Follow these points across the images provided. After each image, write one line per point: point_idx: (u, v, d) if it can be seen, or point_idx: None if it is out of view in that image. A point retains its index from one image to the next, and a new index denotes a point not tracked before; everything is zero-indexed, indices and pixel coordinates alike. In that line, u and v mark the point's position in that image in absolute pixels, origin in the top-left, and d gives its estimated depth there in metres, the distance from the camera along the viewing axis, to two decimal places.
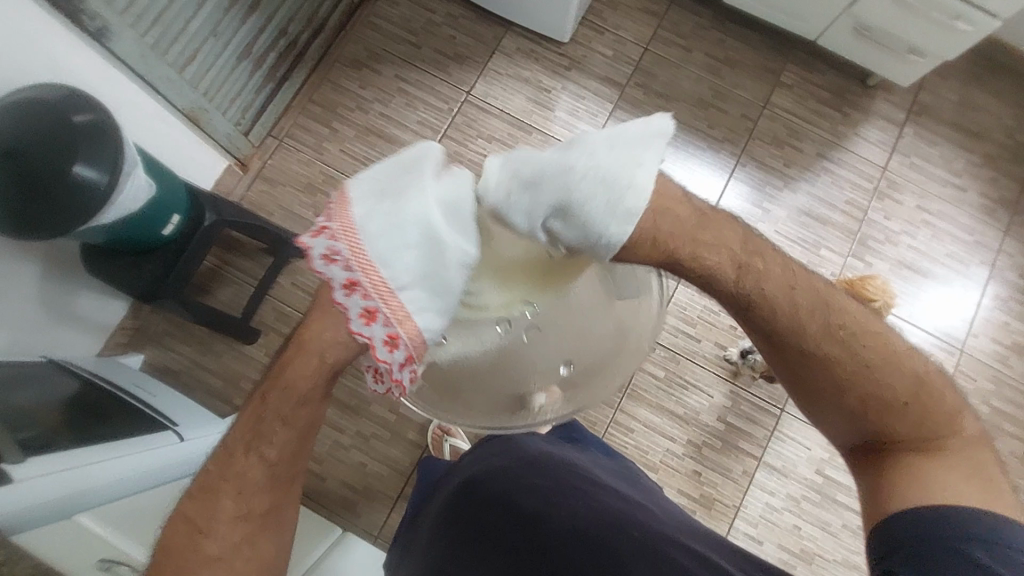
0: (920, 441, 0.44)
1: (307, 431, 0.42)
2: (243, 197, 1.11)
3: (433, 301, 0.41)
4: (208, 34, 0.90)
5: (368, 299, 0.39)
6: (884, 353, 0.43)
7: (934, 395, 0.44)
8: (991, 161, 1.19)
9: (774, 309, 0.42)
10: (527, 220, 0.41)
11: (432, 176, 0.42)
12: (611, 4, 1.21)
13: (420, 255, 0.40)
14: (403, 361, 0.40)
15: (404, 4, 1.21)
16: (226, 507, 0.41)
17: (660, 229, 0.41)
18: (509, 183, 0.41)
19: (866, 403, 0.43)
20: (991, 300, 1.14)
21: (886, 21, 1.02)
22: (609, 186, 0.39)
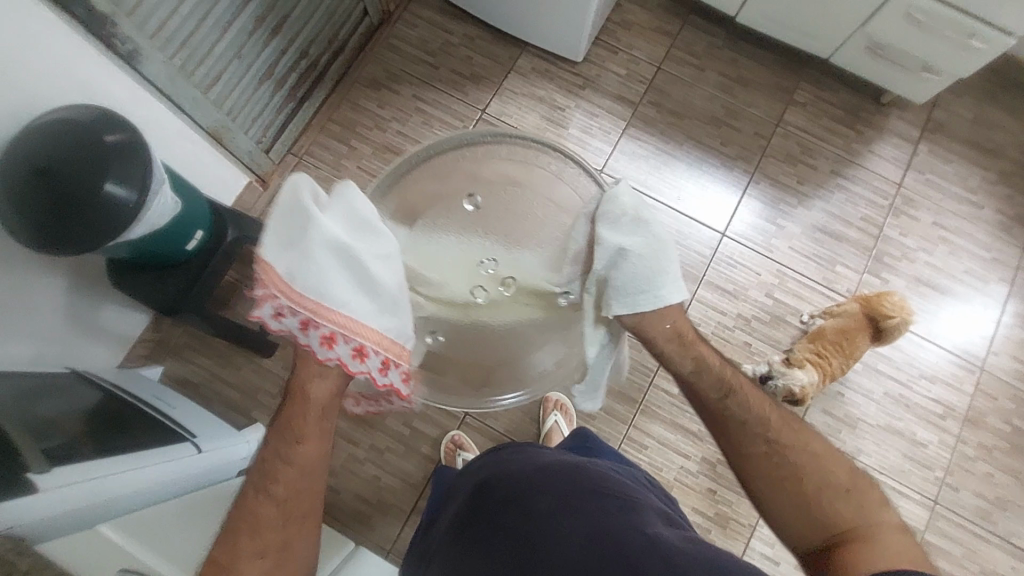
0: (856, 532, 0.51)
1: (309, 467, 0.55)
2: (263, 212, 1.13)
3: (377, 305, 0.56)
4: (233, 56, 0.93)
5: (322, 328, 0.53)
6: (816, 452, 0.57)
7: (867, 486, 0.55)
8: (1008, 178, 1.18)
9: (736, 397, 0.61)
10: (608, 244, 0.63)
11: (317, 214, 0.53)
12: (624, 24, 1.23)
13: (348, 286, 0.54)
14: (379, 364, 0.57)
15: (421, 26, 1.24)
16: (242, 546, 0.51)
17: (696, 299, 0.65)
18: (622, 214, 0.64)
19: (802, 480, 0.56)
20: (1011, 318, 1.13)
21: (899, 40, 1.02)
22: (660, 265, 0.63)
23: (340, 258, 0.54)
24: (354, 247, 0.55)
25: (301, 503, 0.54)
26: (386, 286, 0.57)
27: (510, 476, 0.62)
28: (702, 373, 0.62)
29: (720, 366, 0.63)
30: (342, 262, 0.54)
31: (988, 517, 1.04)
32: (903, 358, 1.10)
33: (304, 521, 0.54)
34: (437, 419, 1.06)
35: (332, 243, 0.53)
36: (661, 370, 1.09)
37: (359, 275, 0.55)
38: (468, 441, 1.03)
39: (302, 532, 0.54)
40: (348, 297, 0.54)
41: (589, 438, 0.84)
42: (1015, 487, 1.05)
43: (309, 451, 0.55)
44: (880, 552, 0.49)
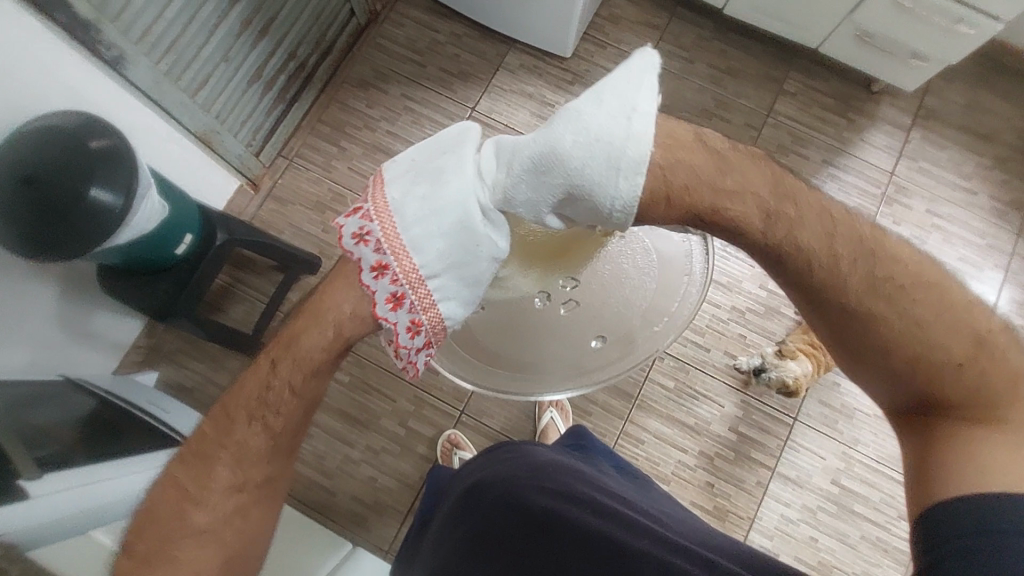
0: (972, 406, 0.39)
1: (313, 405, 0.45)
2: (254, 215, 1.13)
3: (455, 290, 0.45)
4: (219, 59, 0.93)
5: (396, 284, 0.43)
6: (930, 309, 0.38)
7: (996, 354, 0.39)
8: (1002, 164, 1.18)
9: (797, 254, 0.40)
10: (530, 212, 0.44)
11: (471, 162, 0.44)
12: (612, 19, 1.23)
13: (444, 252, 0.44)
14: (410, 330, 0.45)
15: (409, 25, 1.24)
16: (223, 477, 0.42)
17: (672, 183, 0.40)
18: (502, 180, 0.43)
19: (915, 363, 0.39)
20: (1007, 304, 1.12)
21: (888, 28, 1.02)
22: (593, 175, 0.40)
23: (457, 222, 0.43)
24: (486, 207, 0.44)
25: (291, 440, 0.45)
26: (479, 273, 0.45)
27: (499, 475, 0.61)
28: (746, 231, 0.40)
29: (764, 220, 0.40)
30: (455, 227, 0.43)
31: None
32: None
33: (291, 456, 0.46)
34: (433, 418, 1.06)
35: (464, 197, 0.43)
36: (656, 364, 1.09)
37: (465, 245, 0.44)
38: (464, 440, 1.03)
39: (285, 472, 0.46)
40: (438, 265, 0.44)
41: (582, 434, 0.85)
42: None
43: (316, 387, 0.44)
44: (1008, 446, 0.37)
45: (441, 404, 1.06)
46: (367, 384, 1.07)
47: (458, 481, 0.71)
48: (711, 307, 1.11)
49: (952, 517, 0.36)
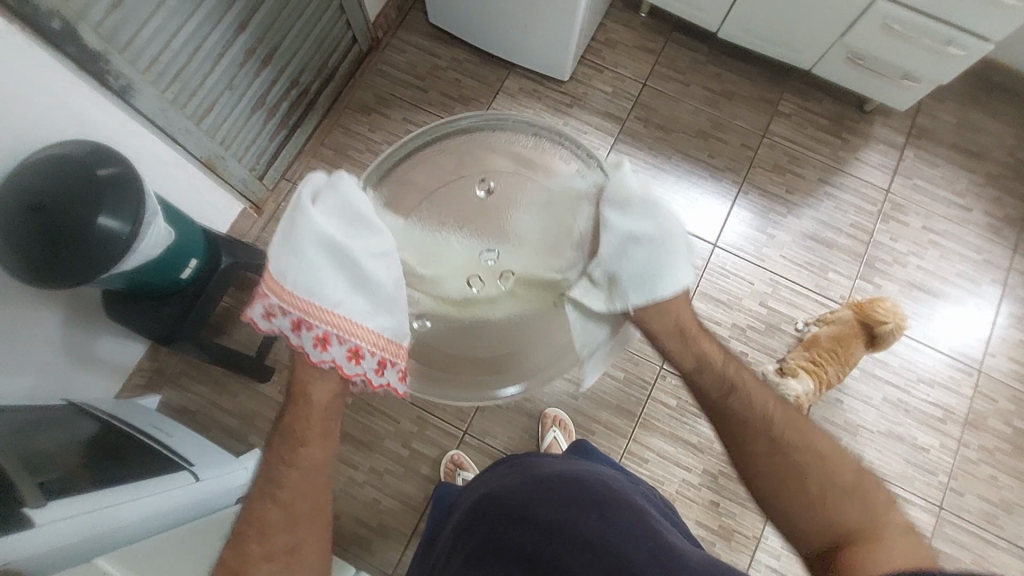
0: (862, 532, 0.47)
1: (317, 467, 0.52)
2: (258, 238, 1.15)
3: (372, 305, 0.52)
4: (224, 87, 0.95)
5: (315, 330, 0.49)
6: (825, 448, 0.52)
7: (879, 506, 0.49)
8: (995, 180, 1.20)
9: (740, 393, 0.54)
10: (618, 234, 0.56)
11: (309, 209, 0.50)
12: (609, 43, 1.26)
13: (341, 285, 0.50)
14: (375, 365, 0.52)
15: (410, 51, 1.26)
16: (253, 550, 0.49)
17: (681, 314, 0.57)
18: (632, 197, 0.56)
19: (820, 491, 0.49)
20: (1006, 319, 1.13)
21: (879, 50, 1.04)
22: (672, 245, 0.56)
23: (330, 253, 0.50)
24: (364, 245, 0.52)
25: (309, 502, 0.51)
26: (383, 286, 0.53)
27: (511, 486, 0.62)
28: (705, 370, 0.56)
29: (721, 358, 0.56)
30: (334, 260, 0.50)
31: (995, 520, 1.03)
32: (900, 362, 1.10)
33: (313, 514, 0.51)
34: (435, 439, 1.06)
35: (322, 234, 0.49)
36: (658, 383, 1.09)
37: (357, 275, 0.51)
38: (468, 460, 1.03)
39: (311, 531, 0.51)
40: (340, 295, 0.50)
41: (585, 449, 0.85)
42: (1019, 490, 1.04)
43: (315, 452, 0.52)
44: (891, 553, 0.45)
45: (444, 425, 1.06)
46: (370, 405, 1.07)
47: (468, 492, 0.72)
48: (711, 325, 1.11)
49: None
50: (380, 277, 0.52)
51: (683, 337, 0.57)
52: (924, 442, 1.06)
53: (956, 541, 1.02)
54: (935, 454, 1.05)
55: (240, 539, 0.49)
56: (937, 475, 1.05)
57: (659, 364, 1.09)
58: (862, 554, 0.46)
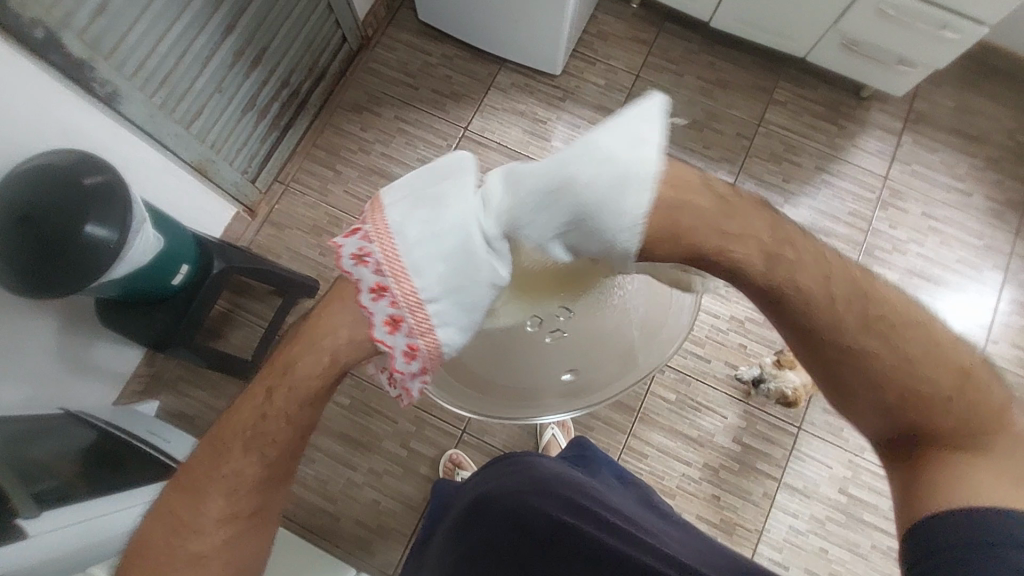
0: (958, 439, 0.38)
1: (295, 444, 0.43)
2: (252, 241, 1.15)
3: (458, 317, 0.41)
4: (213, 90, 0.94)
5: (395, 308, 0.40)
6: (925, 349, 0.38)
7: (981, 387, 0.39)
8: (996, 164, 1.18)
9: (798, 286, 0.38)
10: (538, 235, 0.40)
11: (474, 187, 0.41)
12: (601, 35, 1.25)
13: (447, 278, 0.40)
14: (404, 348, 0.41)
15: (400, 49, 1.25)
16: (203, 528, 0.42)
17: (680, 224, 0.38)
18: (512, 210, 0.39)
19: (904, 396, 0.38)
20: (1009, 305, 1.12)
21: (873, 35, 1.02)
22: (606, 206, 0.37)
23: (460, 244, 0.40)
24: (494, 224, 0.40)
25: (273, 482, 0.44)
26: (483, 301, 0.41)
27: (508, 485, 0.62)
28: (788, 287, 0.38)
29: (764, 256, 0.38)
30: (457, 249, 0.39)
31: None
32: None
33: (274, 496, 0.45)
34: (434, 439, 1.05)
35: (466, 221, 0.39)
36: (657, 377, 1.08)
37: (466, 268, 0.40)
38: (466, 459, 1.02)
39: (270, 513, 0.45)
40: (440, 290, 0.40)
41: (585, 445, 0.84)
42: None
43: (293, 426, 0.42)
44: (993, 469, 0.38)
45: (442, 424, 1.06)
46: (368, 406, 1.06)
47: (464, 490, 0.72)
48: (710, 318, 1.11)
49: (948, 526, 0.37)
50: (496, 261, 0.41)
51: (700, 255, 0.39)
52: None
53: None
54: None
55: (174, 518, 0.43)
56: None
57: None
58: (937, 463, 0.39)
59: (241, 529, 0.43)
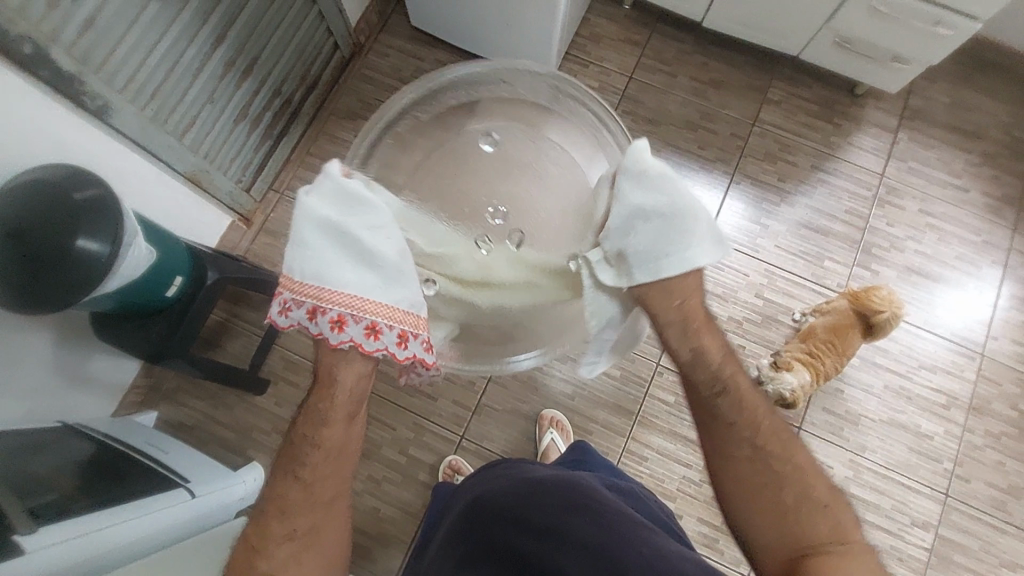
0: (829, 543, 0.50)
1: (334, 449, 0.58)
2: (248, 250, 1.15)
3: (380, 278, 0.58)
4: (205, 100, 0.94)
5: (329, 314, 0.56)
6: (806, 462, 0.56)
7: (847, 509, 0.53)
8: (992, 159, 1.17)
9: (728, 397, 0.58)
10: (626, 215, 0.63)
11: (308, 208, 0.57)
12: (593, 37, 1.24)
13: (349, 264, 0.57)
14: (395, 340, 0.58)
15: (393, 55, 1.26)
16: (275, 529, 0.55)
17: (688, 306, 0.62)
18: (647, 171, 0.62)
19: (787, 492, 0.53)
20: (1007, 300, 1.11)
21: (866, 32, 1.02)
22: (683, 233, 0.61)
23: (336, 240, 0.57)
24: (378, 239, 0.59)
25: (323, 486, 0.57)
26: (385, 257, 0.58)
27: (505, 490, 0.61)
28: (698, 365, 0.60)
29: (721, 359, 0.60)
30: (341, 244, 0.57)
31: (1003, 506, 1.01)
32: (900, 349, 1.08)
33: (326, 501, 0.57)
34: (433, 445, 1.05)
35: (326, 231, 0.57)
36: (655, 380, 1.08)
37: (355, 249, 0.58)
38: (465, 465, 1.02)
39: (324, 514, 0.57)
40: (350, 276, 0.57)
41: (584, 450, 0.84)
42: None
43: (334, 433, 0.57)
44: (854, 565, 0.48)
45: (440, 430, 1.06)
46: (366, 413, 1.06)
47: (460, 496, 0.70)
48: None
49: None
50: (390, 256, 0.59)
51: (682, 330, 0.62)
52: (927, 430, 1.04)
53: (963, 528, 1.00)
54: (939, 441, 1.04)
55: (260, 520, 0.56)
56: (943, 461, 1.03)
57: (655, 361, 1.08)
58: (816, 565, 0.49)
59: (295, 549, 0.55)
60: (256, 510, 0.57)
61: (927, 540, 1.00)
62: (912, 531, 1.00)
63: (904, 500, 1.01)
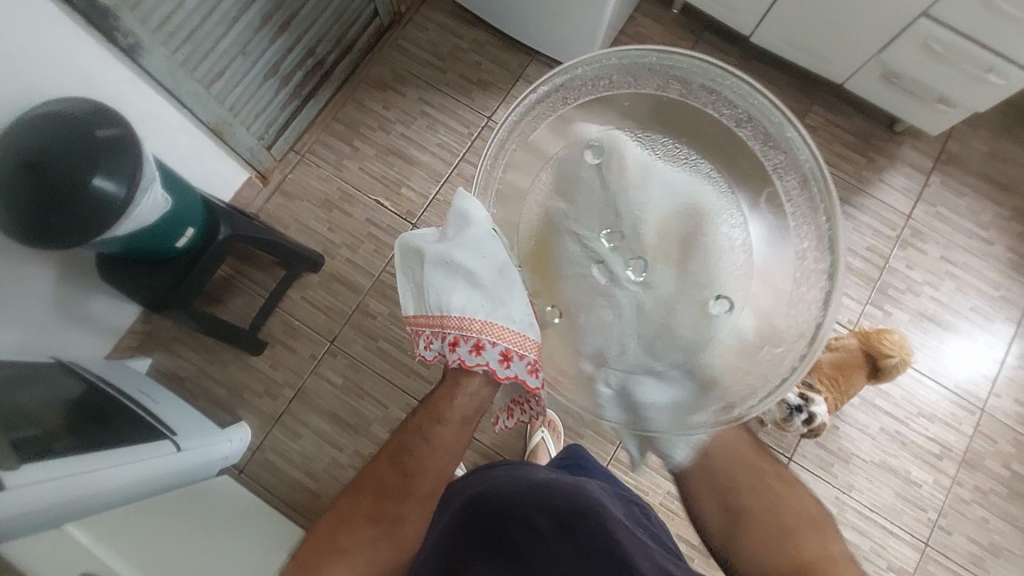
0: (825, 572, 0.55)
1: (442, 450, 0.57)
2: (261, 209, 1.13)
3: (481, 295, 0.50)
4: (237, 52, 0.92)
5: (449, 334, 0.51)
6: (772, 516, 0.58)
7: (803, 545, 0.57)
8: (1021, 215, 1.16)
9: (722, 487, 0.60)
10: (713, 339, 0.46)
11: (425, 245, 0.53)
12: (637, 38, 1.22)
13: (453, 284, 0.51)
14: (498, 357, 0.50)
15: (432, 29, 1.23)
16: (365, 503, 0.57)
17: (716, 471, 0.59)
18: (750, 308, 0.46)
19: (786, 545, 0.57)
20: (1016, 359, 1.10)
21: (916, 70, 1.00)
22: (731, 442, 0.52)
23: (437, 266, 0.51)
24: (467, 253, 0.50)
25: (421, 485, 0.57)
26: (480, 275, 0.49)
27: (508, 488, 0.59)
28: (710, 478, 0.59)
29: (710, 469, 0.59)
30: (441, 269, 0.51)
31: (981, 563, 1.01)
32: (902, 394, 1.07)
33: (421, 498, 0.57)
34: None
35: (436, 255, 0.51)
36: None
37: (451, 268, 0.51)
38: None
39: (411, 509, 0.57)
40: (455, 299, 0.50)
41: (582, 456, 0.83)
42: (1008, 536, 1.02)
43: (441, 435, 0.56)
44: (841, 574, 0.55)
45: None
46: (360, 388, 1.06)
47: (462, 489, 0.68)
48: None
49: None
50: (487, 271, 0.49)
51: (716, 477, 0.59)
52: (917, 477, 1.04)
53: None
54: (927, 490, 1.03)
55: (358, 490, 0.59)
56: (928, 511, 1.03)
57: None
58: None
59: (376, 534, 0.57)
60: (356, 482, 0.59)
61: None
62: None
63: (884, 544, 1.01)
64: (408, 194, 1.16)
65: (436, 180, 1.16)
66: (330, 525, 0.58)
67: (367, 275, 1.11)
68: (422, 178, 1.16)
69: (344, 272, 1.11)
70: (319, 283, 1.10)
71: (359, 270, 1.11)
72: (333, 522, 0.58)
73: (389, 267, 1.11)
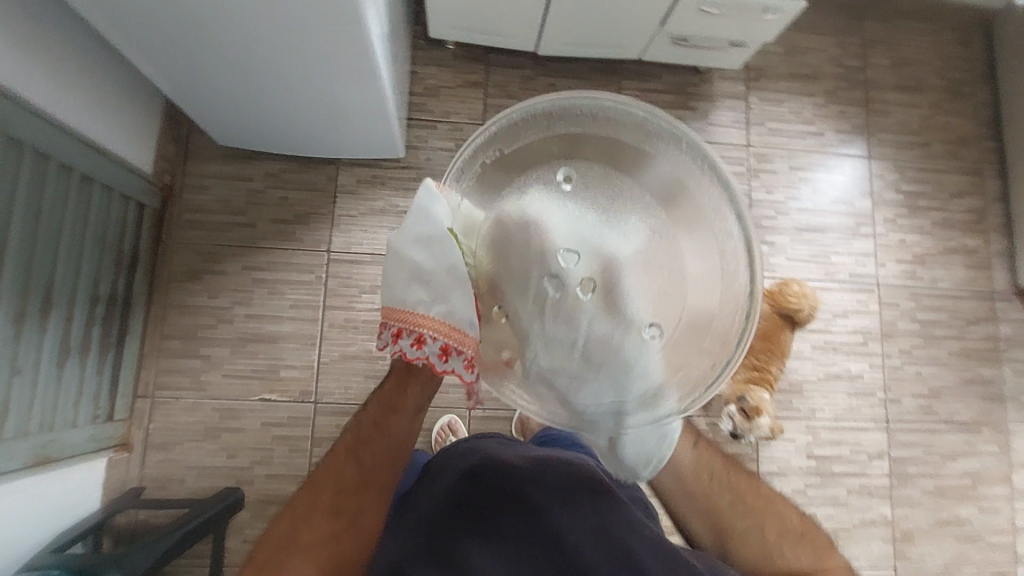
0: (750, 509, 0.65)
1: (397, 442, 0.59)
2: (143, 478, 0.97)
3: (425, 292, 0.48)
4: (10, 377, 0.74)
5: (391, 327, 0.49)
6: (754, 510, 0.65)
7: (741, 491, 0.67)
8: (834, 95, 1.23)
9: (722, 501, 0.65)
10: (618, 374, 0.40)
11: (387, 230, 0.49)
12: (429, 92, 1.11)
13: (403, 273, 0.48)
14: (438, 351, 0.48)
15: (213, 185, 1.05)
16: (324, 500, 0.58)
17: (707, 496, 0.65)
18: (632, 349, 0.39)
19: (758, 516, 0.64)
20: (884, 225, 1.20)
21: (702, 30, 0.98)
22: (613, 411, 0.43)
23: (392, 253, 0.49)
24: (421, 250, 0.47)
25: (379, 475, 0.59)
26: (430, 265, 0.47)
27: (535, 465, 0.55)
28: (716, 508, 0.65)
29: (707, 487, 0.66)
30: (393, 251, 0.49)
31: (931, 410, 1.15)
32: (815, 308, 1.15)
33: (380, 490, 0.59)
34: None
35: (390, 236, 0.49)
36: None
37: (398, 256, 0.49)
38: None
39: (371, 500, 0.58)
40: (404, 290, 0.49)
41: None
42: (939, 375, 1.17)
43: (398, 424, 0.59)
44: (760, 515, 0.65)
45: None
46: None
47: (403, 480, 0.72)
48: None
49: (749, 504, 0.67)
50: (437, 270, 0.47)
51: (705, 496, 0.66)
52: (857, 371, 1.14)
53: (908, 443, 1.14)
54: (868, 377, 1.15)
55: (315, 485, 0.59)
56: (876, 393, 1.14)
57: None
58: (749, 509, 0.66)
59: (335, 529, 0.57)
60: (311, 480, 0.59)
61: (885, 466, 1.12)
62: (872, 464, 1.12)
63: (858, 440, 1.12)
64: (290, 375, 1.02)
65: (311, 345, 1.03)
66: (287, 523, 0.57)
67: (297, 480, 1.00)
68: (295, 350, 1.03)
69: (271, 490, 0.99)
70: (253, 516, 0.98)
71: (287, 480, 1.00)
72: (290, 522, 0.57)
73: (315, 460, 1.00)
